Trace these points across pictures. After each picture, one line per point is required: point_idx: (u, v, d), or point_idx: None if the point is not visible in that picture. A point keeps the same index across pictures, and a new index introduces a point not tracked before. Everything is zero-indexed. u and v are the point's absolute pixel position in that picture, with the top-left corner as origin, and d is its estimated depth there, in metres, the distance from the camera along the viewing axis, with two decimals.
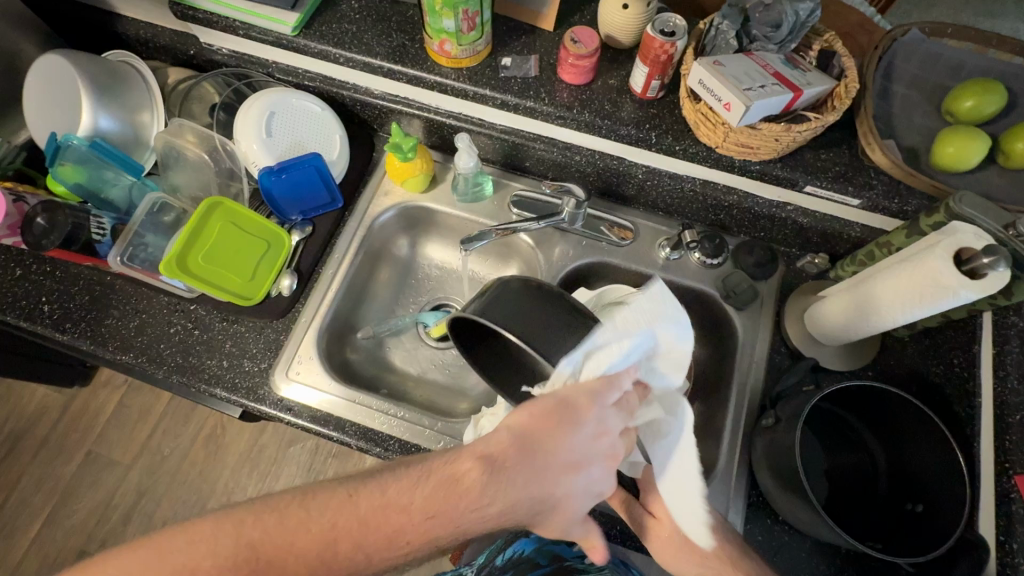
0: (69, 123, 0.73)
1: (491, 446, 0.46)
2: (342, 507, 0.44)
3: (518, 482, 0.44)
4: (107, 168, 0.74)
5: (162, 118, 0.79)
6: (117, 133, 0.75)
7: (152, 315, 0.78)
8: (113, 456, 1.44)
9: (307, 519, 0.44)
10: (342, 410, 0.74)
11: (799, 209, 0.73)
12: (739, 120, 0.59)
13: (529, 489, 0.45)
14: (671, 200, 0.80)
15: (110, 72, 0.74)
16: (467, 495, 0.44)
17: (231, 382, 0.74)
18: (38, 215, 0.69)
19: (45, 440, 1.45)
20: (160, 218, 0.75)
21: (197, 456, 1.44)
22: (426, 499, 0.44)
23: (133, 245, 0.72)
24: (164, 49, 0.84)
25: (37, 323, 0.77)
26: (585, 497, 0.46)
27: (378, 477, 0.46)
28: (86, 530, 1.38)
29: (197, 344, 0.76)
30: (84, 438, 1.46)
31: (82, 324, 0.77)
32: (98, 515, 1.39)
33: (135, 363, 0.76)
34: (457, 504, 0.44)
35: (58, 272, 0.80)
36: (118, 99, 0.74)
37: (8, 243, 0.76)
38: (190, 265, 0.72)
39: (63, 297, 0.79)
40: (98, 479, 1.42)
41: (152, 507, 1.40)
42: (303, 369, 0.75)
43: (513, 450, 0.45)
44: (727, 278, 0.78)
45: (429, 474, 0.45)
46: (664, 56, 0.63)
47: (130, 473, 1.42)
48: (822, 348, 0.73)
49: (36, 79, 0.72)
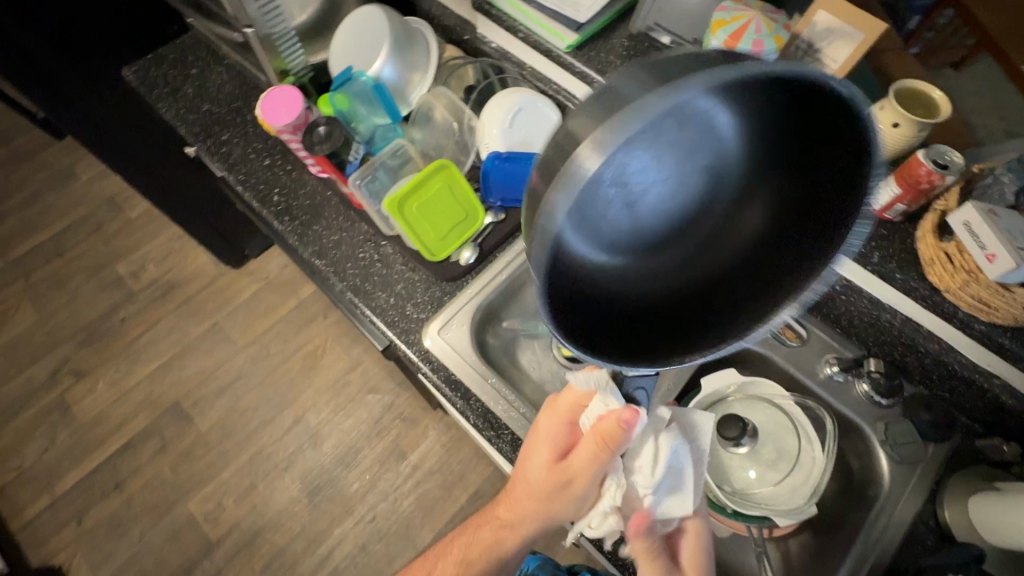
0: (360, 62, 0.86)
1: (513, 487, 0.61)
2: (474, 528, 0.67)
3: (527, 483, 0.58)
4: (368, 107, 0.86)
5: (427, 83, 0.90)
6: (392, 84, 0.87)
7: (351, 236, 0.88)
8: (232, 335, 1.62)
9: (459, 538, 0.69)
10: (473, 383, 0.77)
11: (1008, 387, 0.65)
12: (999, 276, 0.55)
13: (528, 494, 0.58)
14: (857, 321, 0.76)
15: (407, 35, 0.87)
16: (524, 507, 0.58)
17: (391, 317, 0.82)
18: (322, 125, 0.81)
19: (189, 299, 1.68)
20: (394, 160, 0.86)
21: (294, 364, 1.58)
22: (502, 504, 0.63)
23: (371, 174, 0.83)
24: (445, 27, 0.97)
25: (264, 206, 0.91)
26: (568, 510, 0.55)
27: (499, 514, 0.63)
28: (187, 386, 1.56)
29: (375, 275, 0.85)
30: (217, 310, 1.66)
31: (296, 222, 0.90)
32: (202, 378, 1.57)
33: (323, 269, 0.87)
34: (519, 507, 0.59)
35: (294, 173, 0.94)
36: (404, 58, 0.87)
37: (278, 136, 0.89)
38: (407, 210, 0.80)
39: (290, 194, 0.92)
40: (213, 348, 1.61)
41: (243, 390, 1.55)
42: (453, 331, 0.81)
43: (523, 474, 0.59)
44: (889, 424, 0.73)
45: (516, 527, 0.60)
46: (926, 185, 0.62)
47: (236, 357, 1.59)
48: (984, 544, 0.64)
49: (354, 21, 0.86)
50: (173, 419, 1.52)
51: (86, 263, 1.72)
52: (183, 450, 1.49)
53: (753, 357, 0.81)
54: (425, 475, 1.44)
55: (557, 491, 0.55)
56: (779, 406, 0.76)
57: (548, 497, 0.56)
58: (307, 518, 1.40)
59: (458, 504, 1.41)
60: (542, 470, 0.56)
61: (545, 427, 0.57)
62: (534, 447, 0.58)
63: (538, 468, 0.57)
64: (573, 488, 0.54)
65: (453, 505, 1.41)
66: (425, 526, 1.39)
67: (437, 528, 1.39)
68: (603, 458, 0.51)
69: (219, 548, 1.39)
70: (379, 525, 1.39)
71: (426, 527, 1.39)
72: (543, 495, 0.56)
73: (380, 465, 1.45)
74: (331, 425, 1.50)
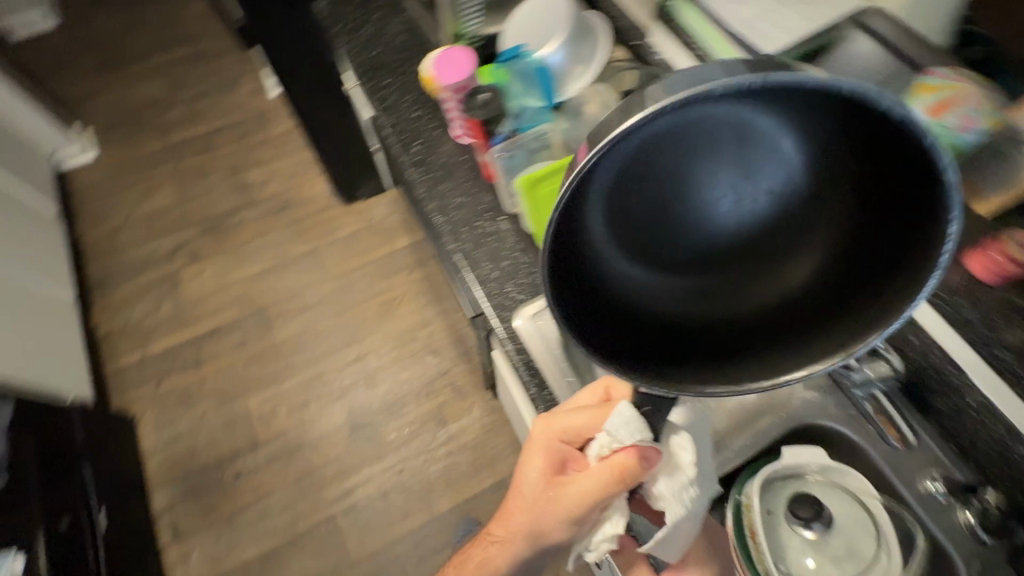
0: (532, 41, 0.88)
1: (510, 499, 0.68)
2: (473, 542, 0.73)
3: (524, 494, 0.65)
4: (526, 87, 0.88)
5: (587, 79, 0.90)
6: (555, 70, 0.88)
7: (474, 202, 0.91)
8: (326, 263, 1.74)
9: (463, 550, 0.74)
10: (551, 375, 0.77)
11: None
12: None
13: (526, 505, 0.65)
14: (983, 445, 0.67)
15: (583, 28, 0.89)
16: (518, 517, 0.66)
17: (491, 288, 0.85)
18: (485, 95, 0.86)
19: (299, 219, 1.81)
20: (534, 144, 0.89)
21: (372, 306, 1.67)
22: (499, 517, 0.69)
23: (511, 149, 0.87)
24: (618, 28, 0.97)
25: (405, 152, 0.97)
26: (563, 528, 0.61)
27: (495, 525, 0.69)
28: (276, 296, 1.69)
29: (487, 245, 0.88)
30: (320, 236, 1.78)
31: (429, 174, 0.94)
32: (290, 293, 1.69)
33: (440, 224, 0.90)
34: (514, 518, 0.66)
35: (439, 128, 0.98)
36: (574, 49, 0.88)
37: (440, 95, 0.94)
38: (536, 190, 0.81)
39: (430, 147, 0.97)
40: (308, 270, 1.73)
41: (322, 315, 1.66)
42: (543, 320, 0.80)
43: (521, 484, 0.66)
44: (988, 567, 0.65)
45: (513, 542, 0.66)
46: None
47: (326, 283, 1.71)
48: None
49: (539, 4, 0.89)
50: (256, 321, 1.66)
51: (225, 164, 1.91)
52: (257, 351, 1.61)
53: (848, 446, 0.76)
54: (458, 447, 1.47)
55: (553, 505, 0.61)
56: (864, 506, 0.70)
57: (544, 511, 0.62)
58: (344, 449, 1.48)
59: (481, 486, 1.43)
60: (541, 481, 0.64)
61: (539, 441, 0.66)
62: (541, 460, 0.65)
63: (533, 482, 0.65)
64: (565, 504, 0.60)
65: (477, 485, 1.43)
66: (445, 495, 1.42)
67: (457, 500, 1.42)
68: (612, 487, 0.57)
69: (262, 448, 1.49)
70: (405, 479, 1.44)
71: (447, 496, 1.42)
72: (541, 507, 0.63)
73: (421, 424, 1.50)
74: (389, 372, 1.57)
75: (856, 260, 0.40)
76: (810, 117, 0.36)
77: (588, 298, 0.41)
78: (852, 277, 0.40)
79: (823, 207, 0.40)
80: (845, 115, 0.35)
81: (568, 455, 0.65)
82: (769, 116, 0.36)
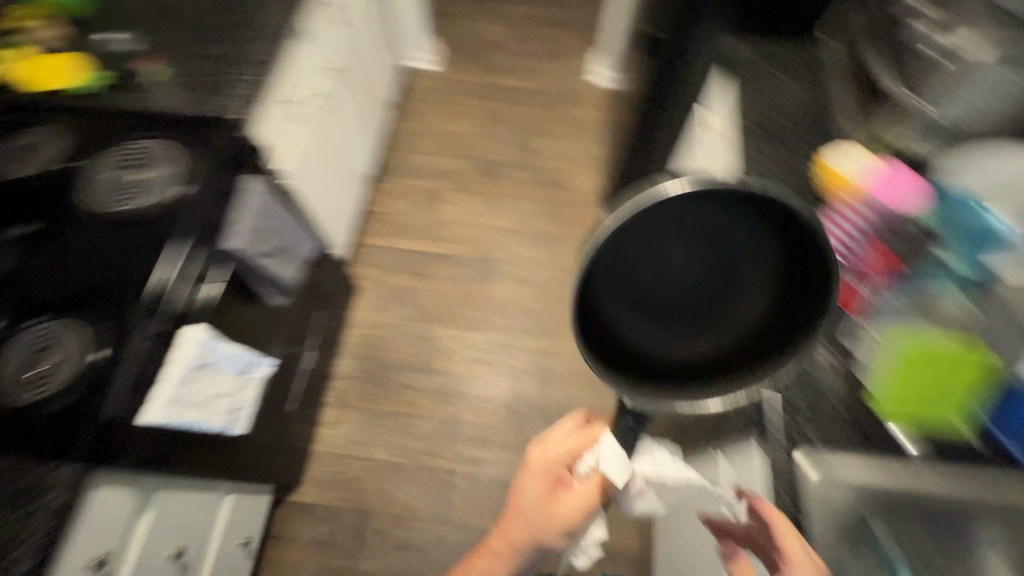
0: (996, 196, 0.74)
1: (508, 509, 0.67)
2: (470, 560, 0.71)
3: (522, 506, 0.65)
4: (960, 228, 0.70)
5: None
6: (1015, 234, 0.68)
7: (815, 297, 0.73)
8: (562, 252, 1.78)
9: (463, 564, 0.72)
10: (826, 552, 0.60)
11: None
12: None
13: (522, 515, 0.65)
14: None
15: None
16: (513, 522, 0.66)
17: (793, 400, 0.65)
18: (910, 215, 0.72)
19: (558, 201, 1.87)
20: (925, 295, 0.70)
21: None
22: (498, 530, 0.68)
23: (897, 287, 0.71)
24: None
25: None
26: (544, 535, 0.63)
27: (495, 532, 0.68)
28: (507, 256, 1.77)
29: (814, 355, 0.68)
30: (568, 226, 1.82)
31: None
32: (519, 260, 1.77)
33: None
34: (511, 527, 0.66)
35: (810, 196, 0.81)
36: None
37: (839, 172, 0.79)
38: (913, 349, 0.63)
39: None
40: (543, 249, 1.78)
41: (534, 294, 1.70)
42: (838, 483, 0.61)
43: (517, 492, 0.66)
44: None
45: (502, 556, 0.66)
46: None
47: (549, 268, 1.74)
48: None
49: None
50: (480, 267, 1.75)
51: (520, 120, 2.03)
52: (467, 291, 1.71)
53: None
54: None
55: (546, 514, 0.63)
56: None
57: (536, 525, 0.63)
58: (494, 422, 1.52)
59: None
60: (536, 495, 0.64)
61: (535, 458, 0.65)
62: (538, 483, 0.64)
63: (526, 491, 0.65)
64: (556, 513, 0.62)
65: None
66: None
67: None
68: (594, 492, 0.59)
69: (430, 375, 1.58)
70: None
71: None
72: (535, 519, 0.63)
73: None
74: (565, 381, 1.57)
75: (792, 316, 0.44)
76: (722, 207, 0.42)
77: (603, 333, 0.43)
78: (781, 320, 0.45)
79: (748, 284, 0.45)
80: (766, 212, 0.42)
81: (563, 474, 0.64)
82: (718, 200, 0.41)
